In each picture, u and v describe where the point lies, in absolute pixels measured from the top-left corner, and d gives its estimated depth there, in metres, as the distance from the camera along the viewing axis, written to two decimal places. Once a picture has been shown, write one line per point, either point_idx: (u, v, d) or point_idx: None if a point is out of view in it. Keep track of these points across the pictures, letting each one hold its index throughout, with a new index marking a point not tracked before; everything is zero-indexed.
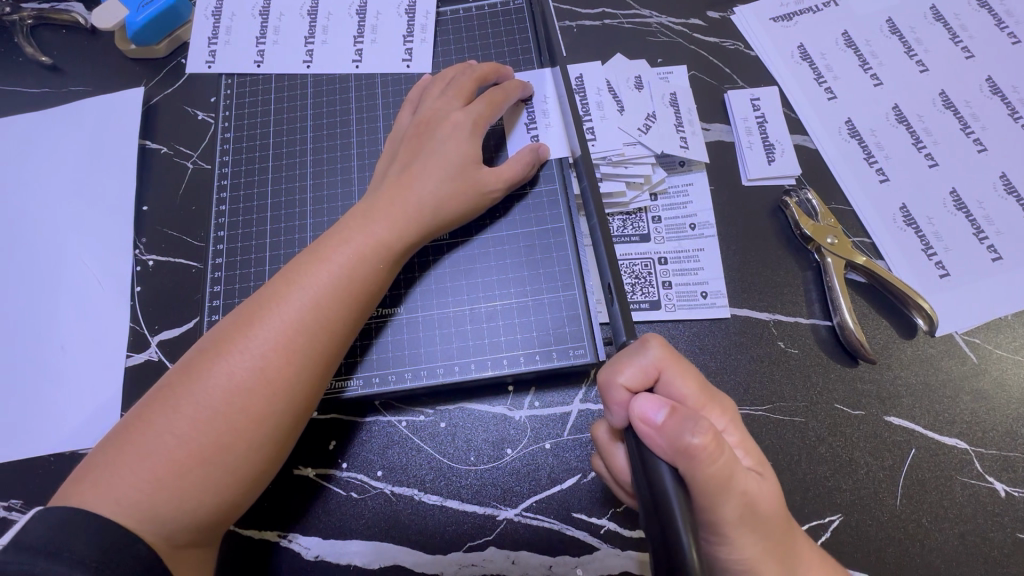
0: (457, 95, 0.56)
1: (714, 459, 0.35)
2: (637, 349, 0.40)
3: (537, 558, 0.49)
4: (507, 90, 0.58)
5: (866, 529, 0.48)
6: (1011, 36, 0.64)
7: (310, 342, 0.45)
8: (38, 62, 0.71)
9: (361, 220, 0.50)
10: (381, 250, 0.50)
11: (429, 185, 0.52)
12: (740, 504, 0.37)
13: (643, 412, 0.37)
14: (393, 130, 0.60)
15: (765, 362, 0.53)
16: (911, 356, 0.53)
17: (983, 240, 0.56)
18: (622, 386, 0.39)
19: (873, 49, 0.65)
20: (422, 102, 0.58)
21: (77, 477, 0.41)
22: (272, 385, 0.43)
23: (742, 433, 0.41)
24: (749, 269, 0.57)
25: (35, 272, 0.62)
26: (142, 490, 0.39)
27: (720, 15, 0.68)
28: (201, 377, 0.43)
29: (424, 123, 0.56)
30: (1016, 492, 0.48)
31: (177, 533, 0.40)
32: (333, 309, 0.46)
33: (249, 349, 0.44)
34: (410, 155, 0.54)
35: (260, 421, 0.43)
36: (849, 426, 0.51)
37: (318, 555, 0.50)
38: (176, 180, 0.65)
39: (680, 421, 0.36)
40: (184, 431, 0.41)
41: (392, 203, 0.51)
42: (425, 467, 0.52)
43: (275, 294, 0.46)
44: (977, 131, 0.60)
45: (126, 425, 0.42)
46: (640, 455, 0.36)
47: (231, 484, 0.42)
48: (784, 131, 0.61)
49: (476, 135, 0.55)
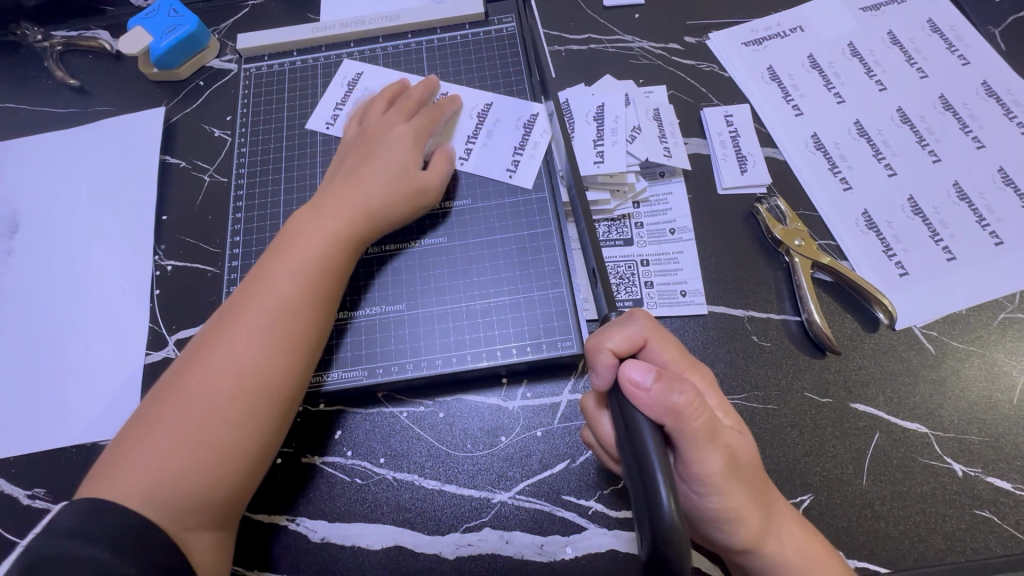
0: (398, 111, 0.63)
1: (696, 413, 0.39)
2: (626, 319, 0.45)
3: (529, 538, 0.53)
4: (443, 106, 0.65)
5: (834, 507, 0.52)
6: (961, 58, 0.70)
7: (281, 328, 0.49)
8: (66, 85, 0.77)
9: (314, 214, 0.55)
10: (337, 240, 0.54)
11: (378, 182, 0.57)
12: (721, 454, 0.41)
13: (632, 376, 0.40)
14: (342, 142, 0.65)
15: (740, 353, 0.57)
16: (874, 348, 0.57)
17: (939, 242, 0.61)
18: (610, 351, 0.43)
19: (836, 70, 0.71)
20: (366, 117, 0.64)
21: (93, 475, 0.45)
22: (248, 370, 0.47)
23: (721, 398, 0.46)
24: (725, 269, 0.61)
25: (59, 277, 0.66)
26: (148, 478, 0.44)
27: (697, 40, 0.74)
28: (188, 373, 0.47)
29: (370, 133, 0.62)
30: (972, 471, 0.52)
31: (183, 516, 0.44)
32: (298, 297, 0.51)
33: (226, 340, 0.48)
34: (357, 159, 0.60)
35: (241, 399, 0.47)
36: (818, 412, 0.55)
37: (324, 537, 0.53)
38: (194, 191, 0.70)
39: (666, 385, 0.39)
40: (174, 422, 0.46)
41: (344, 197, 0.56)
42: (424, 454, 0.56)
43: (247, 292, 0.51)
44: (931, 143, 0.66)
45: (130, 424, 0.47)
46: (622, 411, 0.39)
47: (223, 465, 0.46)
48: (755, 144, 0.67)
49: (418, 145, 0.61)
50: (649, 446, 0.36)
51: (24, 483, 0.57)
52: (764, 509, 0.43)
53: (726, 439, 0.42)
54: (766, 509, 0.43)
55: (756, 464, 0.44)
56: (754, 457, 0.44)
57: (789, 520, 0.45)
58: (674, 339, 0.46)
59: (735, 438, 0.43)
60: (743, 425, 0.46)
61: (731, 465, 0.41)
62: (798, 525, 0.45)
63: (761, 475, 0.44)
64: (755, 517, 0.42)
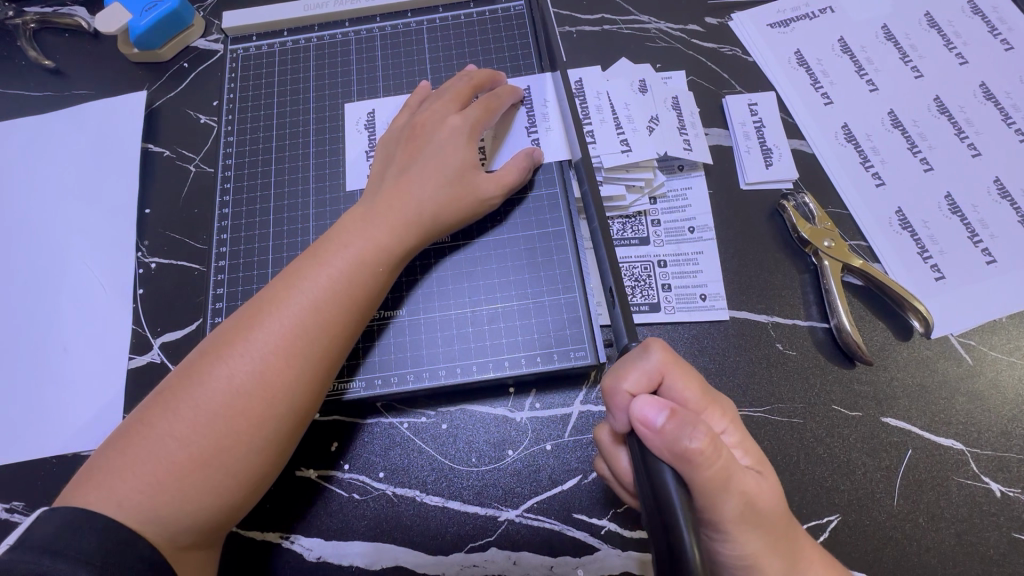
0: (454, 100, 0.57)
1: (708, 461, 0.35)
2: (639, 354, 0.40)
3: (538, 558, 0.50)
4: (500, 96, 0.58)
5: (863, 529, 0.48)
6: (1004, 43, 0.65)
7: (312, 346, 0.45)
8: (41, 65, 0.71)
9: (359, 222, 0.51)
10: (379, 254, 0.50)
11: (429, 190, 0.53)
12: (736, 501, 0.37)
13: (643, 415, 0.36)
14: (386, 133, 0.60)
15: (764, 363, 0.54)
16: (907, 357, 0.53)
17: (978, 244, 0.57)
18: (626, 393, 0.39)
19: (869, 55, 0.66)
20: (422, 106, 0.58)
21: (81, 478, 0.41)
22: (271, 391, 0.44)
23: (741, 434, 0.42)
24: (748, 272, 0.57)
25: (36, 275, 0.62)
26: (146, 492, 0.40)
27: (718, 21, 0.69)
28: (204, 379, 0.43)
29: (420, 126, 0.56)
30: (1011, 492, 0.49)
31: (180, 536, 0.40)
32: (333, 313, 0.47)
33: (250, 351, 0.44)
34: (408, 159, 0.55)
35: (262, 423, 0.43)
36: (847, 426, 0.51)
37: (320, 556, 0.50)
38: (178, 183, 0.65)
39: (680, 423, 0.35)
40: (186, 434, 0.42)
41: (392, 205, 0.52)
42: (426, 469, 0.52)
43: (276, 295, 0.47)
44: (971, 136, 0.61)
45: (128, 425, 0.43)
46: (644, 460, 0.36)
47: (232, 488, 0.42)
48: (781, 135, 0.62)
49: (473, 142, 0.56)
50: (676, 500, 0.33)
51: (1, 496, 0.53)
52: (786, 555, 0.39)
53: (742, 485, 0.37)
54: (789, 554, 0.40)
55: (779, 509, 0.40)
56: (778, 499, 0.40)
57: (815, 563, 0.41)
58: (695, 373, 0.41)
59: (753, 482, 0.38)
60: (766, 464, 0.42)
61: (747, 512, 0.37)
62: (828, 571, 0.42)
63: (785, 519, 0.40)
64: (773, 564, 0.39)
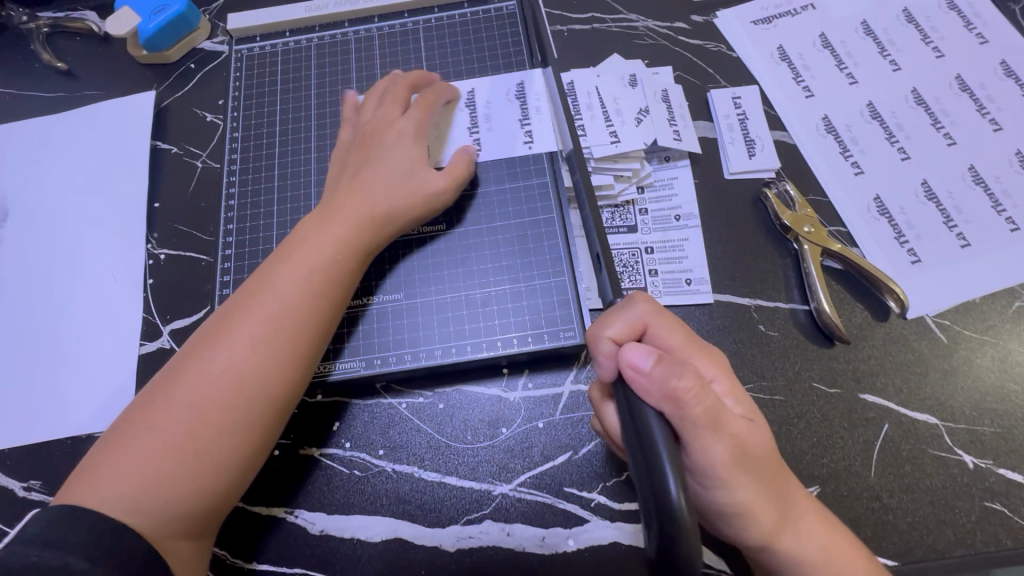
0: (394, 104, 0.60)
1: (697, 398, 0.38)
2: (624, 305, 0.43)
3: (531, 530, 0.52)
4: (439, 93, 0.61)
5: (842, 499, 0.51)
6: (979, 37, 0.67)
7: (284, 339, 0.48)
8: (53, 67, 0.74)
9: (320, 224, 0.53)
10: (343, 250, 0.52)
11: (386, 187, 0.55)
12: (727, 444, 0.39)
13: (632, 360, 0.39)
14: (338, 141, 0.63)
15: (747, 343, 0.56)
16: (884, 337, 0.56)
17: (953, 228, 0.59)
18: (609, 339, 0.42)
19: (848, 49, 0.68)
20: (362, 114, 0.61)
21: (74, 478, 0.44)
22: (247, 382, 0.46)
23: (731, 382, 0.44)
24: (732, 257, 0.60)
25: (52, 267, 0.65)
26: (133, 485, 0.42)
27: (704, 19, 0.71)
28: (183, 377, 0.46)
29: (367, 131, 0.59)
30: (983, 463, 0.51)
31: (168, 523, 0.43)
32: (301, 307, 0.49)
33: (223, 349, 0.47)
34: (358, 162, 0.57)
35: (242, 412, 0.46)
36: (826, 403, 0.54)
37: (323, 529, 0.53)
38: (186, 178, 0.68)
39: (667, 367, 0.38)
40: (169, 427, 0.44)
41: (350, 204, 0.54)
42: (424, 446, 0.55)
43: (248, 295, 0.50)
44: (946, 126, 0.63)
45: (115, 427, 0.46)
46: (629, 404, 0.38)
47: (216, 474, 0.45)
48: (764, 127, 0.65)
49: (420, 140, 0.58)
50: (657, 436, 0.35)
51: (20, 476, 0.56)
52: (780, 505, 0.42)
53: (734, 429, 0.40)
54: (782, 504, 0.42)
55: (769, 454, 0.42)
56: (767, 445, 0.43)
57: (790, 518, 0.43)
58: (677, 322, 0.44)
59: (742, 428, 0.41)
60: (757, 413, 0.44)
61: (738, 456, 0.40)
62: (788, 528, 0.43)
63: (774, 466, 0.43)
64: (767, 512, 0.41)
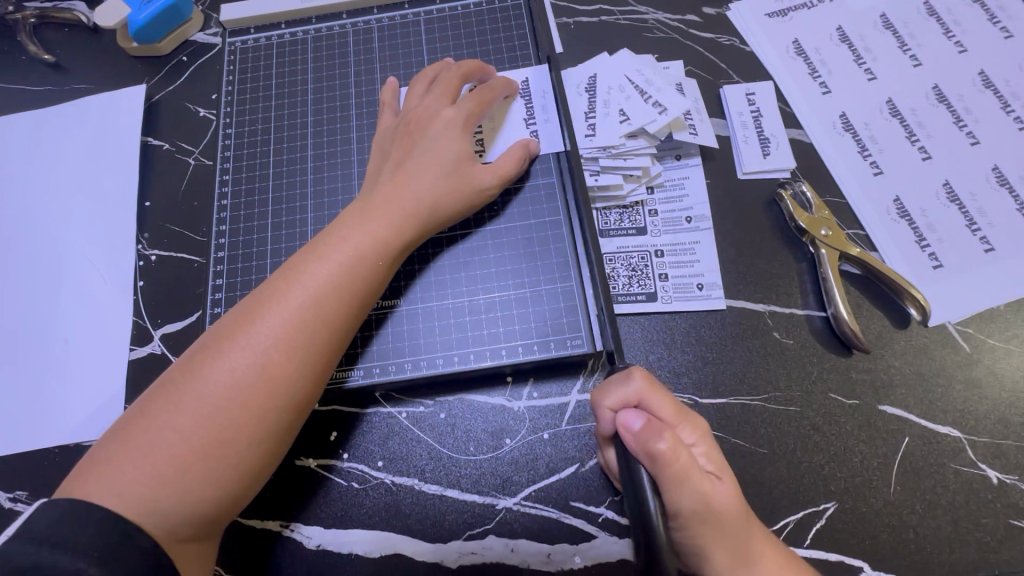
0: (445, 93, 0.57)
1: (677, 460, 0.37)
2: (622, 372, 0.42)
3: (536, 545, 0.50)
4: (494, 88, 0.58)
5: (860, 516, 0.49)
6: (1004, 31, 0.65)
7: (312, 339, 0.46)
8: (41, 60, 0.72)
9: (359, 216, 0.51)
10: (378, 246, 0.50)
11: (426, 182, 0.53)
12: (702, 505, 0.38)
13: (623, 421, 0.39)
14: (378, 131, 0.60)
15: (761, 352, 0.54)
16: (904, 346, 0.53)
17: (976, 232, 0.57)
18: (607, 407, 0.41)
19: (867, 43, 0.65)
20: (409, 101, 0.58)
21: (82, 470, 0.42)
22: (272, 383, 0.44)
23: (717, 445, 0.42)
24: (745, 262, 0.57)
25: (40, 268, 0.63)
26: (146, 484, 0.40)
27: (717, 11, 0.68)
28: (205, 371, 0.44)
29: (414, 121, 0.56)
30: (1008, 479, 0.49)
31: (179, 527, 0.41)
32: (332, 306, 0.47)
33: (250, 345, 0.44)
34: (403, 152, 0.54)
35: (262, 415, 0.44)
36: (843, 415, 0.51)
37: (320, 544, 0.51)
38: (177, 176, 0.66)
39: (654, 430, 0.38)
40: (189, 425, 0.42)
41: (391, 198, 0.52)
42: (425, 458, 0.53)
43: (278, 288, 0.47)
44: (970, 124, 0.61)
45: (130, 417, 0.43)
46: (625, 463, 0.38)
47: (234, 478, 0.43)
48: (778, 125, 0.62)
49: (467, 133, 0.56)
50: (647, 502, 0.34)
51: (6, 486, 0.54)
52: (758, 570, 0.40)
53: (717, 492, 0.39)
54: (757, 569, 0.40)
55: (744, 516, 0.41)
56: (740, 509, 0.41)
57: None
58: (674, 388, 0.42)
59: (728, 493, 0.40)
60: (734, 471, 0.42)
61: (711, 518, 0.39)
62: None
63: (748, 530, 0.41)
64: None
